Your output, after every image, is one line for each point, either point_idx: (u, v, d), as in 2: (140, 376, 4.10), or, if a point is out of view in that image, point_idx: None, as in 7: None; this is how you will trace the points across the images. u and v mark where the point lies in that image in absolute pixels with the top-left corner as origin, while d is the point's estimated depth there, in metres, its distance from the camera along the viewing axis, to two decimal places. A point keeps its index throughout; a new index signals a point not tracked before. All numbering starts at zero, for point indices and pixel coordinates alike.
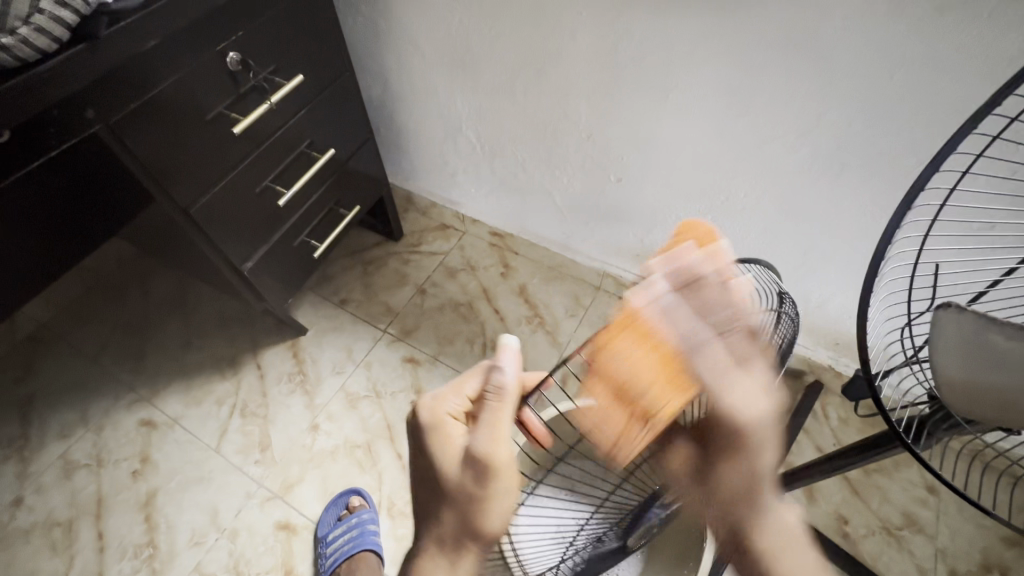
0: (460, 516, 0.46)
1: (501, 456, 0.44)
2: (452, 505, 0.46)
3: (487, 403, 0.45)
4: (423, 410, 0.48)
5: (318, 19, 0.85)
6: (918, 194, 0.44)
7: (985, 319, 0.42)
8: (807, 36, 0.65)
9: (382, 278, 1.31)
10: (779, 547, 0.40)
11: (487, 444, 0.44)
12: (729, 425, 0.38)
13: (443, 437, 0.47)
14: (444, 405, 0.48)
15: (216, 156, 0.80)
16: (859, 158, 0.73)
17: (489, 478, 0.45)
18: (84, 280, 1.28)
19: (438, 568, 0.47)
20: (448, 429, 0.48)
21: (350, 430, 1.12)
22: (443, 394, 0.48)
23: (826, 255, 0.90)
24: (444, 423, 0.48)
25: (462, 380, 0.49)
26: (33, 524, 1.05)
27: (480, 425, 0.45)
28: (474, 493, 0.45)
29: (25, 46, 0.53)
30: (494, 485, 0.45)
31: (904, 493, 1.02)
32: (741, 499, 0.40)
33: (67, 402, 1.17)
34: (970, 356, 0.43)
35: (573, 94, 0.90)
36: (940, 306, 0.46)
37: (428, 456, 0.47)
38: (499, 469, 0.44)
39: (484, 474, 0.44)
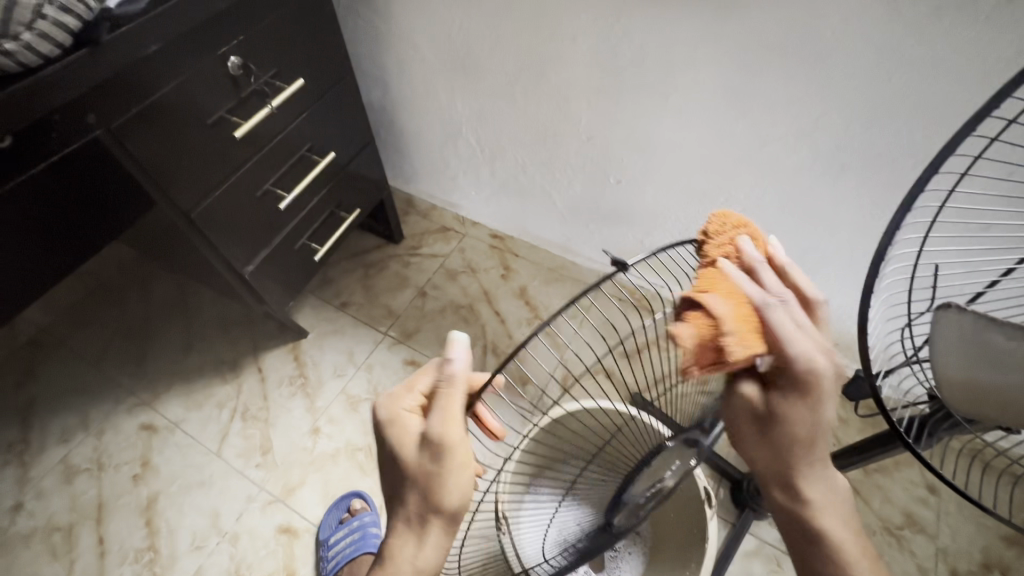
0: (422, 497, 0.45)
1: (454, 437, 0.44)
2: (413, 487, 0.46)
3: (439, 390, 0.45)
4: (380, 403, 0.47)
5: (319, 23, 0.86)
6: (917, 196, 0.44)
7: (986, 319, 0.43)
8: (806, 38, 0.65)
9: (383, 280, 1.31)
10: (821, 503, 0.43)
11: (440, 424, 0.44)
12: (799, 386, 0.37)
13: (400, 430, 0.46)
14: (398, 402, 0.46)
15: (217, 159, 0.80)
16: (858, 160, 0.74)
17: (443, 457, 0.44)
18: (84, 284, 1.28)
19: (404, 547, 0.46)
20: (404, 422, 0.46)
21: (352, 433, 1.12)
22: (398, 387, 0.47)
23: (825, 256, 0.90)
24: (397, 416, 0.46)
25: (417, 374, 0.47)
26: (34, 529, 1.04)
27: (433, 409, 0.45)
28: (430, 472, 0.45)
29: (27, 52, 0.54)
30: (447, 462, 0.44)
31: (905, 493, 1.02)
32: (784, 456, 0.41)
33: (67, 407, 1.17)
34: (968, 354, 0.44)
35: (573, 97, 0.90)
36: (940, 308, 0.46)
37: (388, 448, 0.46)
38: (450, 450, 0.44)
39: (438, 456, 0.44)
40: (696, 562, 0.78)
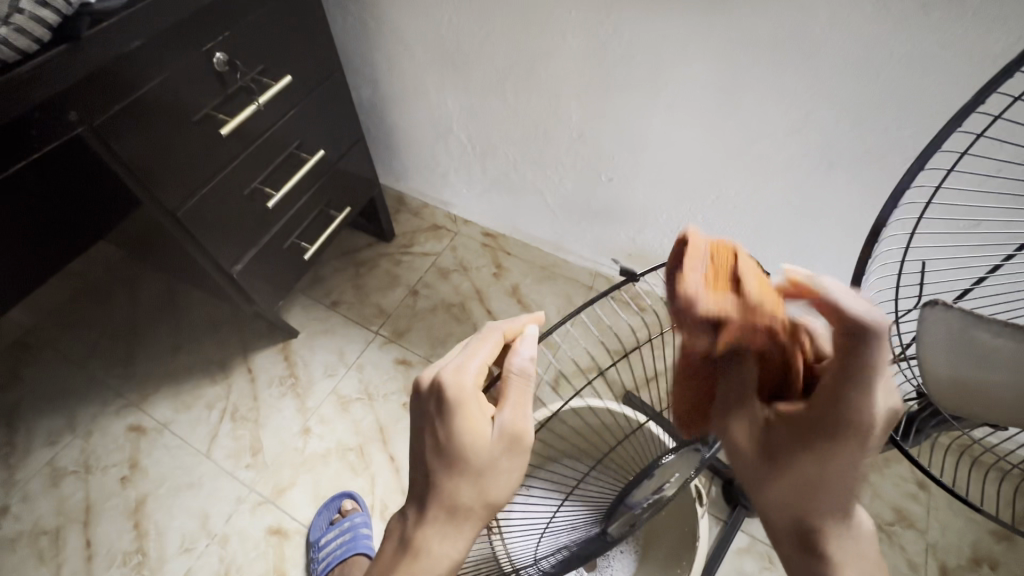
0: (476, 488, 0.44)
1: (529, 432, 0.46)
2: (472, 473, 0.44)
3: (513, 380, 0.46)
4: (448, 381, 0.45)
5: (306, 19, 0.85)
6: (902, 194, 0.44)
7: (975, 317, 0.41)
8: (795, 34, 0.65)
9: (374, 279, 1.31)
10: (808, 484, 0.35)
11: (514, 412, 0.45)
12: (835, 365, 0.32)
13: (471, 410, 0.44)
14: (468, 376, 0.45)
15: (204, 157, 0.79)
16: (847, 157, 0.74)
17: (517, 444, 0.45)
18: (71, 284, 1.26)
19: (444, 540, 0.44)
20: (475, 402, 0.45)
21: (343, 433, 1.11)
22: (469, 365, 0.46)
23: (816, 253, 0.90)
24: (467, 397, 0.45)
25: (478, 346, 0.47)
26: (19, 533, 1.03)
27: (508, 395, 0.46)
28: (501, 457, 0.45)
29: (3, 47, 0.53)
30: (519, 451, 0.45)
31: (895, 489, 1.02)
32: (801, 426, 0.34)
33: (53, 408, 1.15)
34: (955, 354, 0.43)
35: (564, 94, 0.90)
36: (925, 304, 0.44)
37: (453, 426, 0.44)
38: (524, 442, 0.45)
39: (512, 447, 0.45)
40: (688, 561, 0.78)
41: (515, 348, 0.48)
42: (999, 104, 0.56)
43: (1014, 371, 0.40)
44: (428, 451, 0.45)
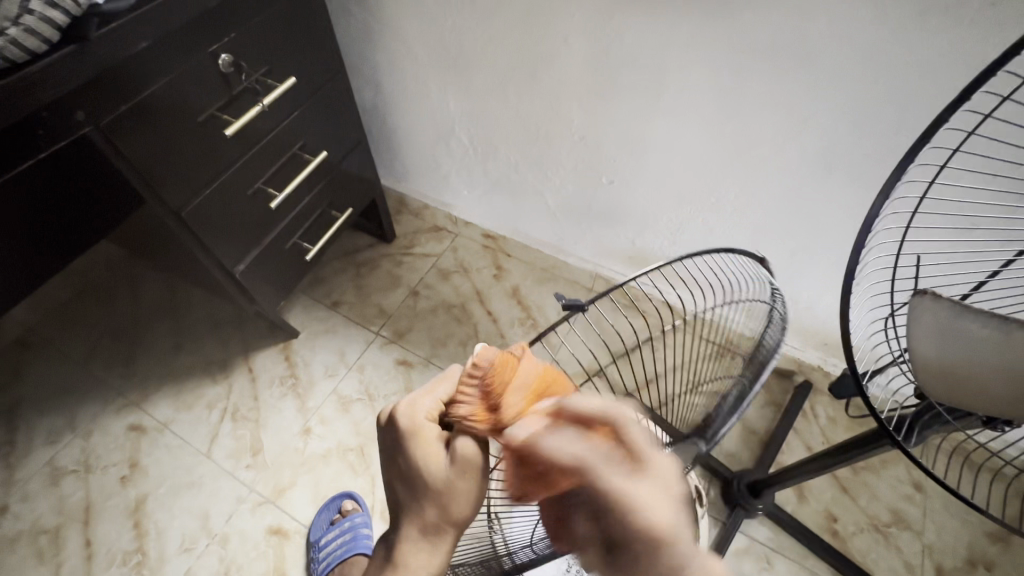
0: (441, 511, 0.46)
1: (485, 458, 0.44)
2: (434, 496, 0.45)
3: (466, 411, 0.45)
4: (402, 414, 0.47)
5: (309, 20, 0.85)
6: (893, 188, 0.42)
7: (962, 307, 0.43)
8: (795, 40, 0.66)
9: (374, 280, 1.31)
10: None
11: (466, 444, 0.44)
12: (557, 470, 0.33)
13: (421, 442, 0.45)
14: (419, 409, 0.46)
15: (207, 157, 0.79)
16: (845, 161, 0.75)
17: (470, 474, 0.44)
18: (71, 284, 1.26)
19: (419, 552, 0.47)
20: (426, 432, 0.46)
21: (343, 434, 1.12)
22: (421, 400, 0.47)
23: (812, 258, 0.92)
24: (420, 427, 0.46)
25: (435, 383, 0.48)
26: (19, 532, 1.03)
27: (459, 426, 0.45)
28: (456, 487, 0.45)
29: (13, 47, 0.53)
30: (474, 481, 0.45)
31: (891, 491, 1.03)
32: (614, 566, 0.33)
33: (54, 407, 1.15)
34: (943, 341, 0.44)
35: (564, 96, 0.90)
36: (915, 296, 0.46)
37: (405, 461, 0.46)
38: (476, 470, 0.44)
39: (464, 475, 0.44)
40: None
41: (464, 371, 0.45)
42: (988, 104, 0.57)
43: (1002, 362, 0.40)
44: (393, 477, 0.48)
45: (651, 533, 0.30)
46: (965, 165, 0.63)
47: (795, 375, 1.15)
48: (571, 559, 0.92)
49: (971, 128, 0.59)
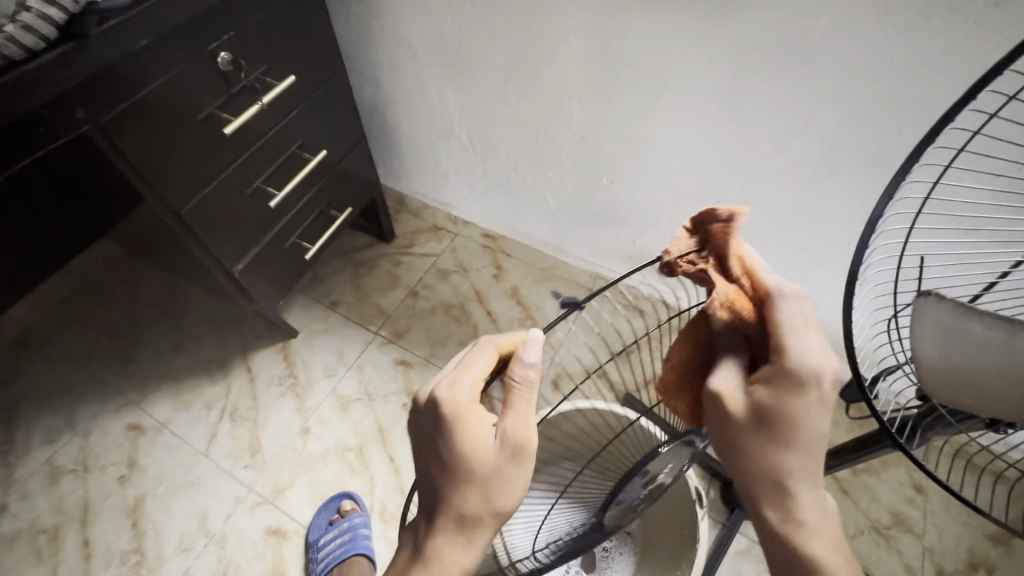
0: (486, 500, 0.44)
1: (535, 439, 0.45)
2: (478, 485, 0.44)
3: (518, 388, 0.44)
4: (443, 397, 0.44)
5: (309, 19, 0.85)
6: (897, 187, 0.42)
7: (969, 307, 0.43)
8: (798, 40, 0.65)
9: (374, 280, 1.31)
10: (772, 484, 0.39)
11: (516, 419, 0.44)
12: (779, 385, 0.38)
13: (467, 428, 0.44)
14: (462, 389, 0.44)
15: (207, 156, 0.79)
16: (847, 161, 0.74)
17: (521, 455, 0.44)
18: (70, 283, 1.26)
19: (457, 548, 0.45)
20: (472, 415, 0.44)
21: (342, 434, 1.11)
22: (462, 381, 0.44)
23: (813, 258, 0.91)
24: (465, 411, 0.44)
25: (472, 357, 0.45)
26: (17, 532, 1.02)
27: (510, 403, 0.44)
28: (504, 472, 0.44)
29: (11, 44, 0.53)
30: (525, 463, 0.44)
31: (892, 492, 1.03)
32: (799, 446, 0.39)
33: (52, 406, 1.15)
34: (946, 341, 0.43)
35: (565, 96, 0.90)
36: (920, 295, 0.46)
37: (453, 450, 0.44)
38: (528, 448, 0.45)
39: (516, 456, 0.44)
40: (687, 562, 0.78)
41: (518, 355, 0.45)
42: (993, 103, 0.57)
43: (1001, 364, 0.41)
44: (430, 468, 0.45)
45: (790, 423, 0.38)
46: (967, 164, 0.62)
47: None
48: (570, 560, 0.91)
49: (976, 126, 0.59)
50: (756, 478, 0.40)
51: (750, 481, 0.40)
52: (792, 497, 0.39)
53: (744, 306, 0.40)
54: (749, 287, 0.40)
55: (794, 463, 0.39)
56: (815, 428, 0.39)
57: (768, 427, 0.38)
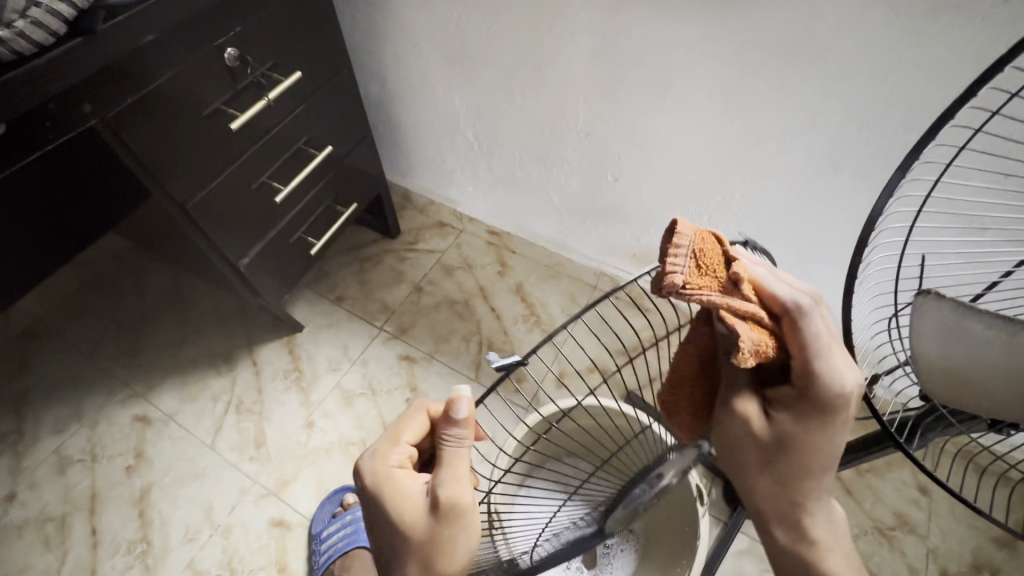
0: (424, 564, 0.45)
1: (469, 497, 0.45)
2: (416, 549, 0.46)
3: (448, 451, 0.46)
4: (370, 470, 0.47)
5: (315, 15, 0.85)
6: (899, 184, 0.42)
7: (967, 306, 0.42)
8: (805, 38, 0.65)
9: (378, 275, 1.31)
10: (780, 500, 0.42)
11: (449, 484, 0.45)
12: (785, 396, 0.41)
13: (397, 494, 0.47)
14: (388, 459, 0.47)
15: (213, 151, 0.80)
16: (853, 160, 0.74)
17: (456, 518, 0.45)
18: (78, 275, 1.27)
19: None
20: (398, 482, 0.47)
21: (346, 428, 1.12)
22: (392, 452, 0.48)
23: (819, 258, 0.91)
24: (393, 477, 0.47)
25: (400, 427, 0.49)
26: (26, 520, 1.04)
27: (441, 468, 0.46)
28: (441, 534, 0.45)
29: (20, 39, 0.53)
30: (460, 524, 0.45)
31: (896, 493, 1.02)
32: (793, 464, 0.41)
33: (61, 397, 1.17)
34: (947, 341, 0.43)
35: (570, 93, 0.90)
36: (919, 295, 0.45)
37: (386, 516, 0.47)
38: (463, 512, 0.45)
39: (452, 517, 0.45)
40: (687, 560, 0.79)
41: (447, 416, 0.46)
42: (994, 101, 0.56)
43: (1006, 362, 0.40)
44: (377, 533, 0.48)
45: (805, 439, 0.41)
46: (970, 163, 0.62)
47: None
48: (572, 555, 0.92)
49: (977, 123, 0.58)
50: (773, 500, 0.43)
51: (766, 505, 0.43)
52: (807, 517, 0.43)
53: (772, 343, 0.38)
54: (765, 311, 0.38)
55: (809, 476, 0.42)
56: (825, 444, 0.41)
57: (784, 452, 0.41)
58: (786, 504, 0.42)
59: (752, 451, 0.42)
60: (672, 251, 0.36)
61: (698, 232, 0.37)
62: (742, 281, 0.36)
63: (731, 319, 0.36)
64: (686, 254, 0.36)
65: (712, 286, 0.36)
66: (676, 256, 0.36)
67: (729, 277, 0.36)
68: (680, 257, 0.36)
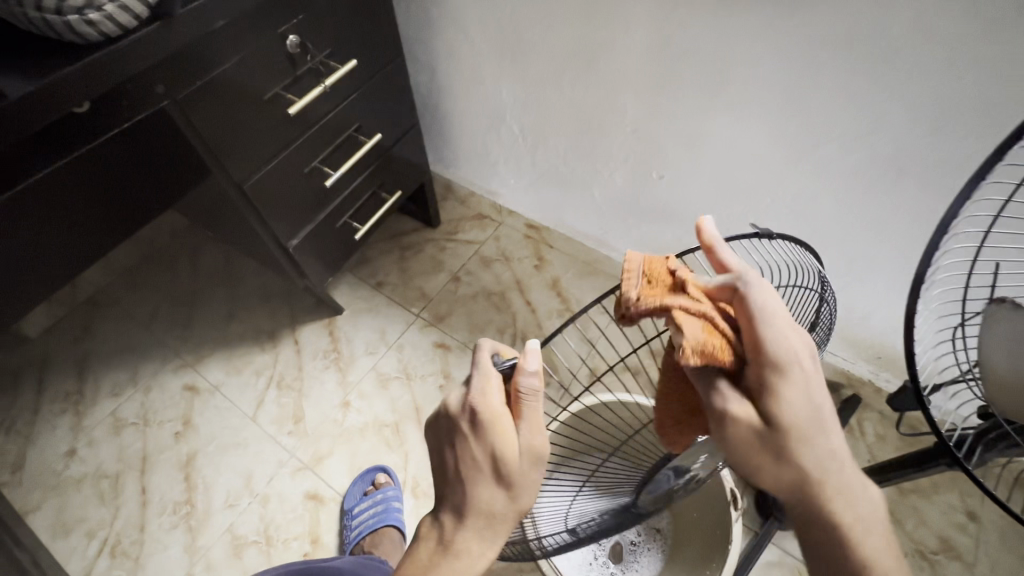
0: (506, 497, 0.46)
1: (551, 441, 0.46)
2: (503, 487, 0.45)
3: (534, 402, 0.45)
4: (476, 406, 0.45)
5: (372, 6, 0.87)
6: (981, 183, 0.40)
7: None
8: (875, 35, 0.62)
9: (418, 263, 1.34)
10: (796, 482, 0.40)
11: (534, 432, 0.45)
12: (753, 378, 0.40)
13: (496, 434, 0.44)
14: (491, 399, 0.44)
15: (271, 133, 0.83)
16: (917, 166, 0.71)
17: (539, 461, 0.45)
18: (139, 250, 1.34)
19: (484, 540, 0.46)
20: (500, 425, 0.44)
21: (380, 410, 1.15)
22: (490, 387, 0.45)
23: (872, 265, 0.87)
24: (496, 419, 0.44)
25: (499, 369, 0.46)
26: (84, 475, 1.12)
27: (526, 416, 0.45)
28: (525, 476, 0.45)
29: (109, 23, 0.56)
30: (540, 468, 0.46)
31: (941, 517, 0.98)
32: (791, 447, 0.40)
33: (119, 363, 1.24)
34: (1016, 356, 0.41)
35: (621, 87, 0.89)
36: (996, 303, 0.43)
37: (478, 449, 0.45)
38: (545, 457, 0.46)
39: (535, 463, 0.45)
40: (716, 565, 0.78)
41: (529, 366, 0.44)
42: None
43: None
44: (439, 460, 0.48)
45: (785, 416, 0.39)
46: None
47: (842, 388, 1.10)
48: (598, 550, 0.91)
49: None
50: (790, 486, 0.41)
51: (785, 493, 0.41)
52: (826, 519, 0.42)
53: (729, 347, 0.39)
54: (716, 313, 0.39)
55: (821, 448, 0.40)
56: (805, 410, 0.40)
57: (772, 431, 0.40)
58: (802, 486, 0.40)
59: (755, 452, 0.40)
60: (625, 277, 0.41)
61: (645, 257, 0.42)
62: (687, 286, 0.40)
63: (683, 319, 0.38)
64: (637, 276, 0.41)
65: (662, 293, 0.40)
66: (629, 279, 0.41)
67: (675, 282, 0.41)
68: (632, 276, 0.41)
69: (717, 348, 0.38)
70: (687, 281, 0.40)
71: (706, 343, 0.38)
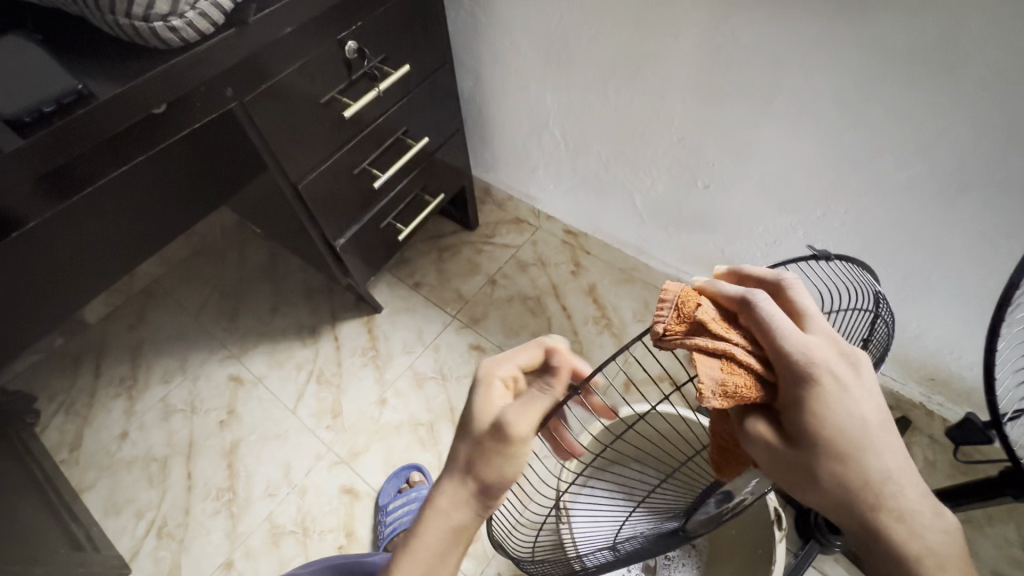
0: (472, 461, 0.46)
1: (524, 429, 0.43)
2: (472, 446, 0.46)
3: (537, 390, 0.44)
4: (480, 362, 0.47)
5: (426, 14, 0.89)
6: None
7: None
8: (944, 46, 0.60)
9: (455, 265, 1.35)
10: (856, 498, 0.38)
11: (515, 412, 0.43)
12: (783, 400, 0.37)
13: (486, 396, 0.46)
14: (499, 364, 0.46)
15: (325, 136, 0.85)
16: (984, 181, 0.68)
17: (507, 439, 0.43)
18: (191, 243, 1.40)
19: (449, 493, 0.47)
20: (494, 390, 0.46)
21: (415, 408, 1.17)
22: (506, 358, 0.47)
23: (929, 283, 0.84)
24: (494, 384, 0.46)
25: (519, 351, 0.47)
26: (135, 457, 1.17)
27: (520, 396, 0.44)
28: (492, 444, 0.44)
29: (188, 30, 0.60)
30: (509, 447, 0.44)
31: (995, 550, 0.93)
32: (832, 464, 0.37)
33: (169, 351, 1.29)
34: None
35: (668, 95, 0.88)
36: None
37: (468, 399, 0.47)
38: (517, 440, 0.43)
39: (501, 437, 0.44)
40: None
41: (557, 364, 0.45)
42: None
43: None
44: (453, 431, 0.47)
45: (824, 434, 0.37)
46: None
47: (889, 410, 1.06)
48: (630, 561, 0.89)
49: None
50: (848, 502, 0.38)
51: (836, 510, 0.39)
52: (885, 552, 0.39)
53: (754, 384, 0.37)
54: (740, 350, 0.37)
55: (870, 465, 0.37)
56: (844, 426, 0.37)
57: (812, 453, 0.37)
58: (860, 502, 0.38)
59: (784, 473, 0.37)
60: (658, 305, 0.39)
61: (682, 288, 0.39)
62: (713, 323, 0.37)
63: (702, 360, 0.36)
64: (670, 307, 0.38)
65: (688, 330, 0.38)
66: (662, 309, 0.39)
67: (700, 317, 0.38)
68: (664, 308, 0.38)
69: (737, 388, 0.36)
70: (710, 318, 0.38)
71: (724, 386, 0.36)
